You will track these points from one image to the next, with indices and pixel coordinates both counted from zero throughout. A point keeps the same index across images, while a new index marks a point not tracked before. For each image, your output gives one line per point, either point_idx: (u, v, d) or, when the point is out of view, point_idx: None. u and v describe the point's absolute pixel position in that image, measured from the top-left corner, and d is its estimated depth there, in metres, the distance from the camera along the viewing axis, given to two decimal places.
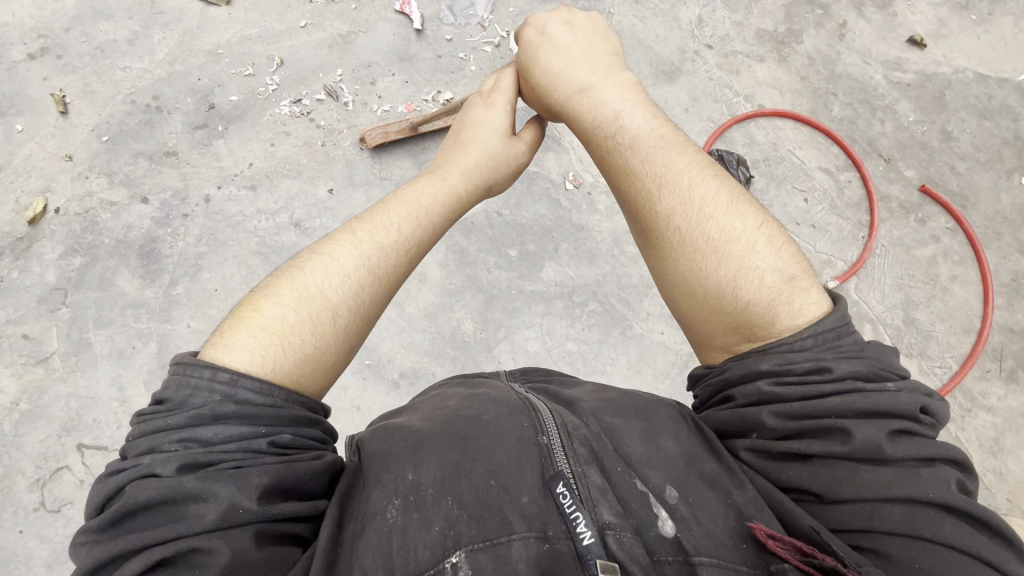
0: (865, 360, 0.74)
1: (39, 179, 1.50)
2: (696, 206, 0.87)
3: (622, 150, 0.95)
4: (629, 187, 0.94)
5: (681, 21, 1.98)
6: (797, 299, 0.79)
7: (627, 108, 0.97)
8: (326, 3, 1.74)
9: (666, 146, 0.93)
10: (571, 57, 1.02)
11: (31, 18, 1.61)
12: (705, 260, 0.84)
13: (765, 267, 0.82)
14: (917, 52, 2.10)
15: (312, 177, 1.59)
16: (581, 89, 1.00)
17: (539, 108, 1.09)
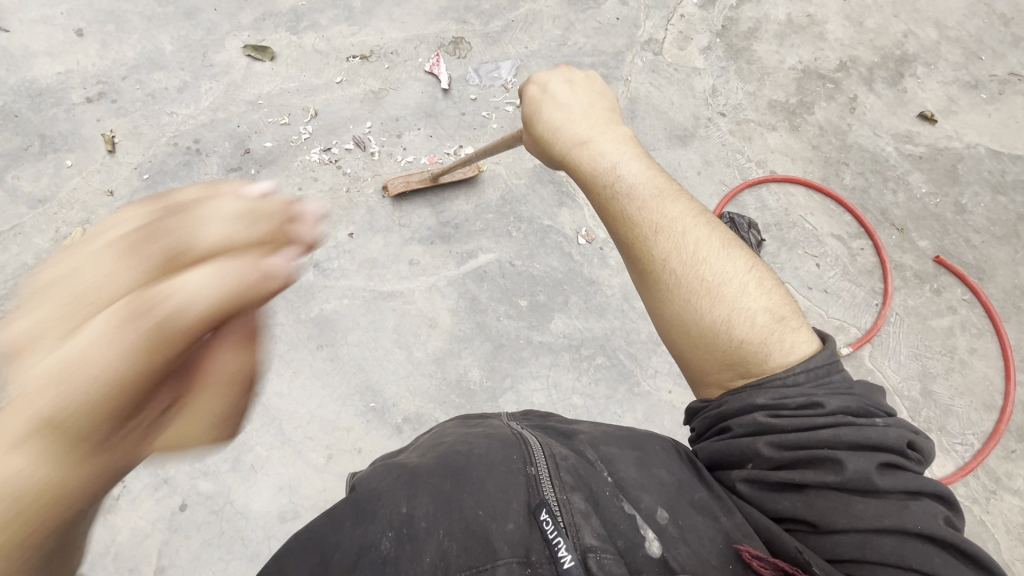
0: (857, 397, 0.73)
1: (80, 212, 1.59)
2: (691, 247, 0.83)
3: (621, 200, 0.88)
4: (625, 233, 0.87)
5: (696, 89, 2.08)
6: (788, 337, 0.77)
7: (627, 159, 0.91)
8: (361, 62, 1.88)
9: (662, 195, 0.88)
10: (572, 115, 0.96)
11: (93, 67, 1.76)
12: (699, 300, 0.80)
13: (756, 307, 0.79)
14: (928, 127, 2.15)
15: (334, 222, 1.66)
16: (580, 141, 0.93)
17: (540, 157, 1.03)
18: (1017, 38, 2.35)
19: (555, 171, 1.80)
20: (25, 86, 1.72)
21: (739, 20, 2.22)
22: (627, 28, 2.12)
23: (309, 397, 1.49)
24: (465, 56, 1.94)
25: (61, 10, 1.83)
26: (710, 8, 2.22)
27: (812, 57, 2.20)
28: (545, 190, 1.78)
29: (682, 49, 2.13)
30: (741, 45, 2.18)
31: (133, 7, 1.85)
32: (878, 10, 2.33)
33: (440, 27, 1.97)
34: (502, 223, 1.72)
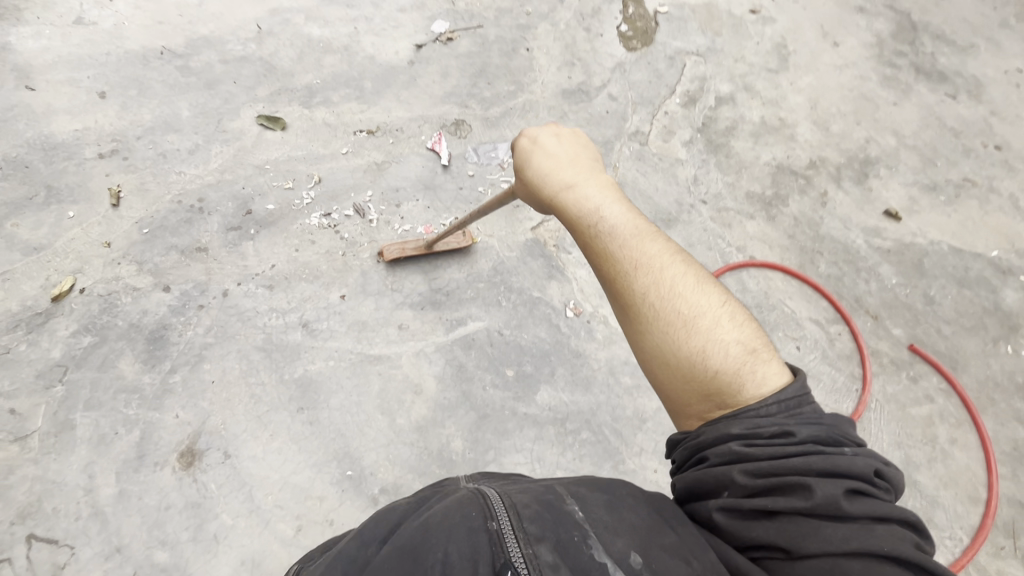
0: (828, 426, 0.73)
1: (73, 261, 1.60)
2: (669, 283, 0.85)
3: (605, 243, 0.92)
4: (607, 269, 0.90)
5: (679, 178, 2.23)
6: (760, 369, 0.78)
7: (610, 206, 0.96)
8: (368, 137, 2.00)
9: (641, 236, 0.91)
10: (558, 162, 1.03)
11: (110, 126, 1.85)
12: (675, 332, 0.81)
13: (730, 338, 0.80)
14: (894, 223, 2.31)
15: (327, 284, 1.69)
16: (568, 192, 0.99)
17: (532, 206, 1.08)
18: (966, 149, 2.60)
19: (546, 245, 1.87)
20: (40, 140, 1.79)
21: (718, 120, 2.43)
22: (615, 121, 2.30)
23: (284, 462, 1.44)
24: (465, 136, 2.08)
25: (88, 74, 1.95)
26: (690, 108, 2.44)
27: (784, 155, 2.40)
28: (536, 262, 1.84)
29: (666, 141, 2.31)
30: (720, 140, 2.37)
31: (158, 76, 1.98)
32: (841, 118, 2.57)
33: (444, 110, 2.13)
34: (492, 292, 1.76)
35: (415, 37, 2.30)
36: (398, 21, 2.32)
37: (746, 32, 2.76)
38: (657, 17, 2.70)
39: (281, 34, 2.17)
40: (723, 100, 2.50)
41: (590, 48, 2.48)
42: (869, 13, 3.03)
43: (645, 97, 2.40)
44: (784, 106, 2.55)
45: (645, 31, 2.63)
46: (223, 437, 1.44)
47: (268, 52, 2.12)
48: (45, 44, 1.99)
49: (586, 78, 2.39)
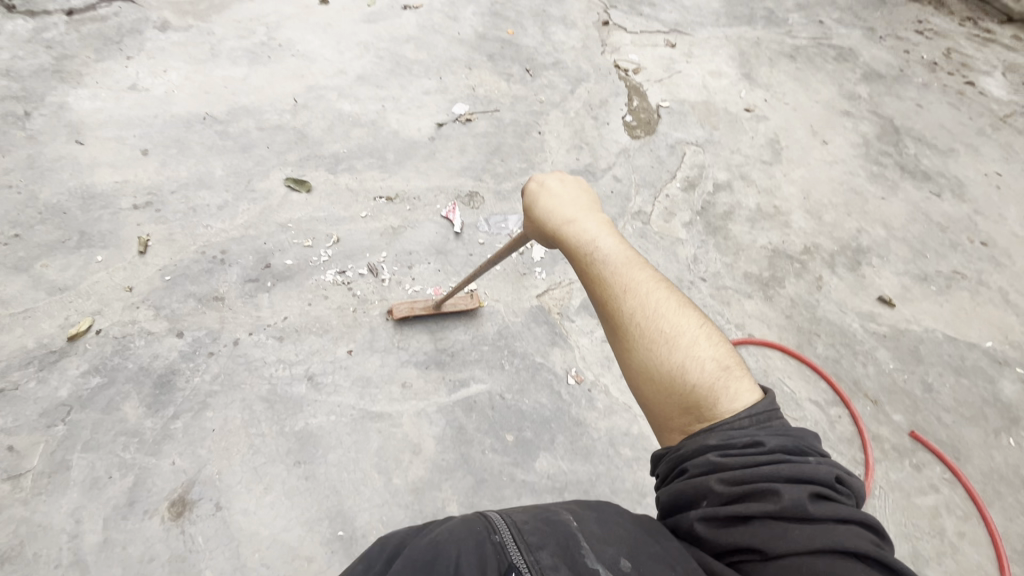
0: (794, 438, 0.79)
1: (94, 303, 1.65)
2: (655, 306, 0.92)
3: (600, 271, 0.98)
4: (599, 293, 0.97)
5: (679, 255, 2.33)
6: (733, 385, 0.84)
7: (606, 237, 1.03)
8: (386, 203, 2.12)
9: (631, 263, 0.98)
10: (560, 200, 1.11)
11: (148, 181, 1.98)
12: (658, 349, 0.87)
13: (706, 356, 0.86)
14: (888, 308, 2.38)
15: (336, 338, 1.73)
16: (568, 226, 1.06)
17: (535, 239, 1.15)
18: (953, 243, 2.73)
19: (550, 312, 1.93)
20: (81, 189, 1.91)
21: (716, 204, 2.58)
22: (619, 200, 2.45)
23: (276, 517, 1.40)
24: (478, 207, 2.21)
25: (134, 134, 2.11)
26: (690, 192, 2.60)
27: (779, 239, 2.52)
28: (540, 328, 1.89)
29: (667, 221, 2.44)
30: (719, 223, 2.51)
31: (198, 138, 2.15)
32: (833, 209, 2.73)
33: (460, 182, 2.27)
34: (496, 355, 1.79)
35: (437, 117, 2.51)
36: (422, 103, 2.55)
37: (741, 128, 3.00)
38: (659, 110, 2.94)
39: (315, 108, 2.38)
40: (720, 186, 2.67)
41: (597, 134, 2.69)
42: (853, 117, 3.30)
43: (648, 180, 2.57)
44: (778, 195, 2.71)
45: (648, 122, 2.86)
46: (216, 487, 1.42)
47: (302, 122, 2.31)
48: (99, 106, 2.17)
49: (593, 160, 2.57)
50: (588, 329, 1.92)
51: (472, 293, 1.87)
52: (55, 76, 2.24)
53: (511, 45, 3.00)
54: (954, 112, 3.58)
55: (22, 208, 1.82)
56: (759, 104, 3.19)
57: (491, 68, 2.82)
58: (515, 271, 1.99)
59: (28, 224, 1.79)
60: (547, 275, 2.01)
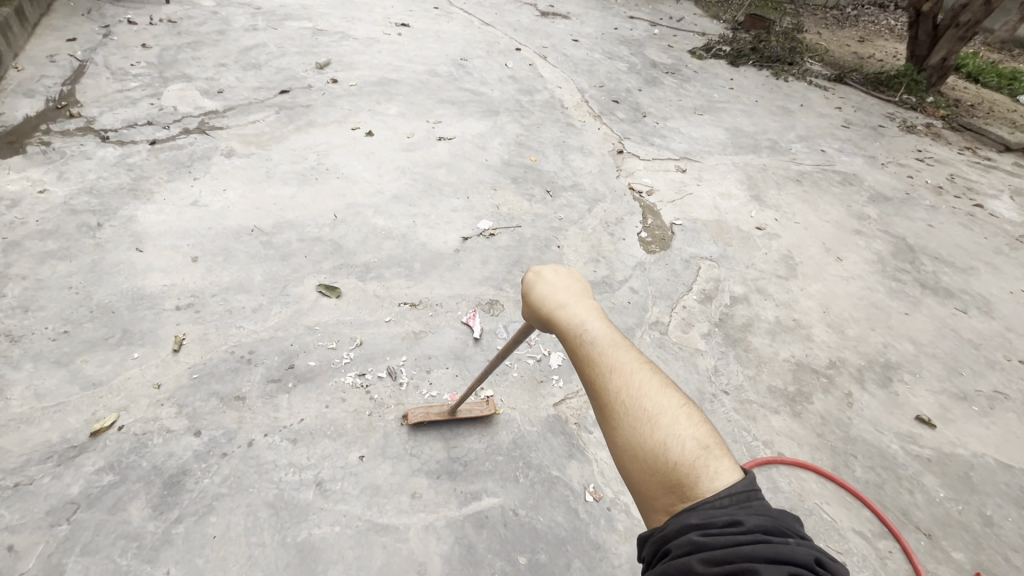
0: (775, 518, 0.72)
1: (122, 399, 1.70)
2: (637, 380, 0.85)
3: (585, 346, 0.93)
4: (584, 371, 0.91)
5: (699, 366, 2.31)
6: (715, 463, 0.76)
7: (593, 314, 0.99)
8: (410, 308, 2.22)
9: (616, 341, 0.93)
10: (552, 283, 1.08)
11: (193, 284, 2.14)
12: (640, 428, 0.80)
13: (688, 436, 0.79)
14: (928, 430, 2.24)
15: (349, 442, 1.71)
16: (558, 303, 1.02)
17: (526, 318, 1.11)
18: (989, 361, 2.64)
19: (567, 422, 1.90)
20: (132, 290, 2.07)
21: (734, 316, 2.60)
22: (637, 311, 2.50)
23: None
24: (498, 314, 2.28)
25: (188, 242, 2.33)
26: (707, 304, 2.64)
27: (802, 353, 2.48)
28: (556, 439, 1.84)
29: (685, 332, 2.46)
30: (738, 335, 2.50)
31: (244, 247, 2.35)
32: (855, 323, 2.71)
33: (481, 291, 2.38)
34: (511, 466, 1.73)
35: (463, 231, 2.70)
36: (450, 219, 2.77)
37: (754, 245, 3.12)
38: (673, 227, 3.11)
39: (352, 222, 2.61)
40: (737, 299, 2.71)
41: (614, 249, 2.84)
42: (865, 235, 3.40)
43: (664, 292, 2.64)
44: (797, 309, 2.73)
45: (663, 238, 3.01)
46: None
47: (339, 234, 2.52)
48: (163, 218, 2.43)
49: (610, 273, 2.68)
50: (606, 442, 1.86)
51: (489, 398, 1.88)
52: (130, 193, 2.54)
53: (533, 170, 3.31)
54: (967, 232, 3.66)
55: (75, 307, 1.96)
56: (770, 223, 3.34)
57: (514, 189, 3.09)
58: (534, 377, 2.03)
59: (77, 321, 1.91)
60: (565, 383, 2.03)
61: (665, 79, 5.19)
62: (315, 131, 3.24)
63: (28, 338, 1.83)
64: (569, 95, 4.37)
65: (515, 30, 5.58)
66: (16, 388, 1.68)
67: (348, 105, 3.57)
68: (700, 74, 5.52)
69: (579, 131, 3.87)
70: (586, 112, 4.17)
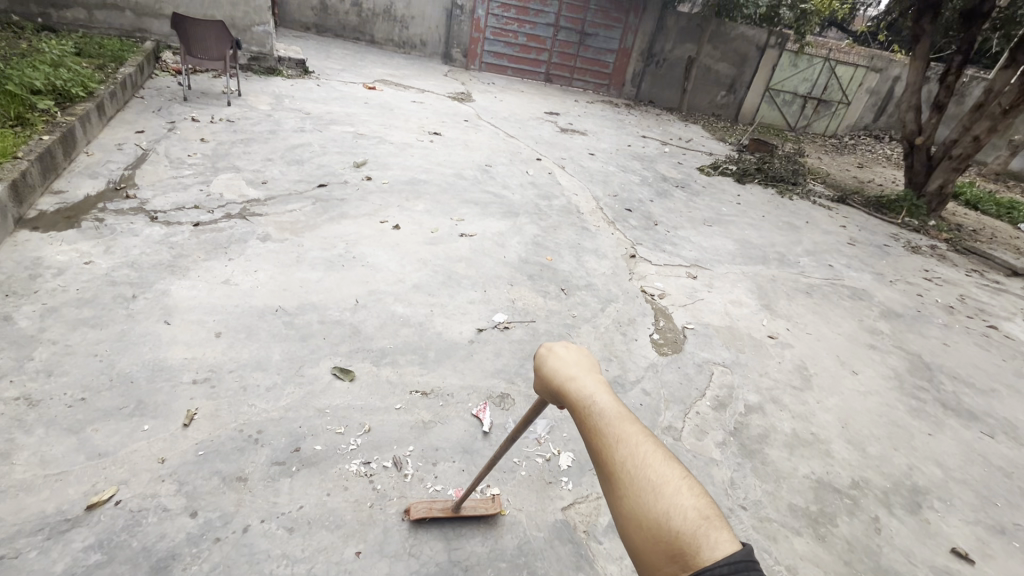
0: None
1: (125, 472, 1.68)
2: (641, 448, 0.84)
3: (591, 415, 0.92)
4: (591, 443, 0.89)
5: (715, 477, 2.21)
6: (717, 533, 0.71)
7: (602, 384, 0.98)
8: (421, 397, 2.22)
9: (622, 414, 0.91)
10: (563, 359, 1.07)
11: (213, 359, 2.19)
12: (645, 498, 0.77)
13: (690, 507, 0.75)
14: (967, 565, 2.06)
15: (347, 535, 1.63)
16: (568, 375, 1.02)
17: (538, 393, 1.10)
18: None
19: (576, 529, 1.81)
20: (153, 362, 2.12)
21: (748, 425, 2.54)
22: (649, 413, 2.46)
23: None
24: (508, 408, 2.26)
25: (215, 318, 2.42)
26: (721, 411, 2.59)
27: (822, 470, 2.37)
28: (563, 548, 1.74)
29: (699, 439, 2.39)
30: (754, 446, 2.42)
31: (267, 326, 2.43)
32: (876, 441, 2.62)
33: (493, 383, 2.38)
34: (514, 575, 1.62)
35: (478, 323, 2.77)
36: (467, 310, 2.85)
37: (767, 353, 3.12)
38: (685, 331, 3.15)
39: (372, 308, 2.70)
40: (752, 408, 2.66)
41: (626, 349, 2.86)
42: (879, 350, 3.39)
43: (677, 396, 2.61)
44: (814, 422, 2.66)
45: (674, 341, 3.04)
46: None
47: (359, 319, 2.59)
48: (195, 294, 2.55)
49: (622, 373, 2.68)
50: (616, 555, 1.75)
51: (495, 496, 1.82)
52: (168, 269, 2.69)
53: (549, 268, 3.45)
54: (984, 353, 3.63)
55: (97, 374, 2.00)
56: (781, 332, 3.37)
57: (530, 286, 3.20)
58: (542, 477, 1.97)
59: (95, 389, 1.94)
60: (574, 485, 1.96)
61: (675, 192, 5.54)
62: (346, 222, 3.46)
63: (45, 403, 1.85)
64: (585, 202, 4.66)
65: (536, 143, 6.10)
66: (22, 454, 1.67)
67: (379, 200, 3.85)
68: (708, 189, 5.88)
69: (594, 235, 4.07)
70: (601, 218, 4.42)
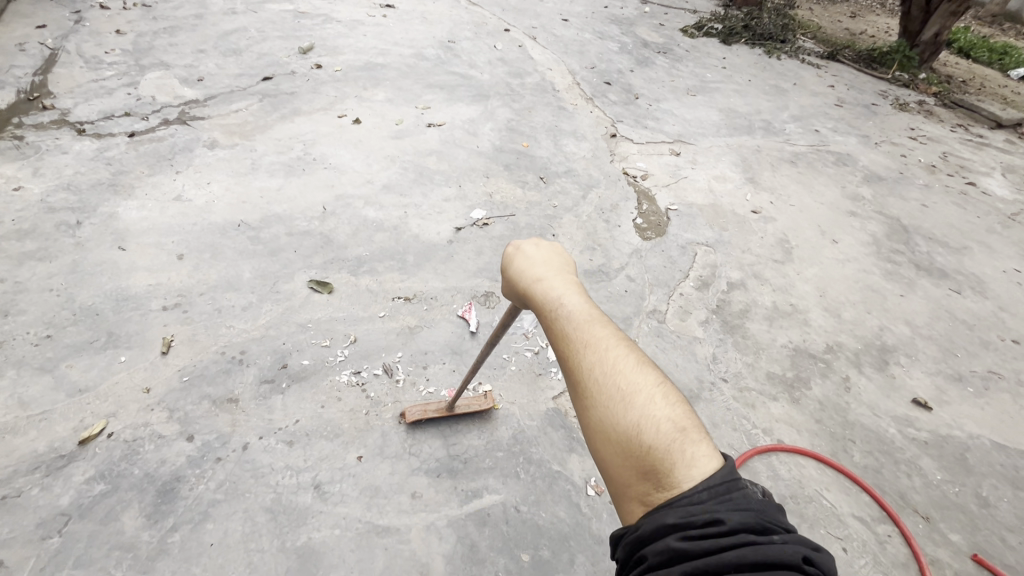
0: (754, 513, 0.70)
1: (111, 405, 1.66)
2: (612, 356, 0.83)
3: (560, 322, 0.90)
4: (562, 350, 0.87)
5: (697, 354, 2.29)
6: (692, 448, 0.74)
7: (572, 288, 0.96)
8: (404, 303, 2.18)
9: (595, 320, 0.89)
10: (534, 262, 1.03)
11: (179, 283, 2.08)
12: (617, 410, 0.77)
13: (664, 421, 0.76)
14: (925, 412, 2.25)
15: (346, 443, 1.68)
16: (536, 278, 0.99)
17: (507, 294, 1.08)
18: (984, 342, 2.65)
19: (567, 415, 1.89)
20: (116, 291, 2.00)
21: (731, 303, 2.59)
22: (634, 299, 2.47)
23: None
24: (494, 306, 2.24)
25: (174, 239, 2.26)
26: (704, 291, 2.62)
27: (800, 339, 2.47)
28: (557, 433, 1.82)
29: (683, 319, 2.44)
30: (735, 321, 2.49)
31: (231, 243, 2.28)
32: (851, 306, 2.71)
33: (476, 282, 2.34)
34: (512, 462, 1.71)
35: (455, 221, 2.65)
36: (442, 209, 2.71)
37: (750, 229, 3.09)
38: (668, 213, 3.08)
39: (342, 214, 2.54)
40: (734, 285, 2.69)
41: (609, 236, 2.80)
42: (860, 217, 3.39)
43: (661, 280, 2.61)
44: (793, 293, 2.71)
45: (658, 224, 2.98)
46: None
47: (329, 228, 2.45)
48: (145, 215, 2.35)
49: (606, 260, 2.65)
50: None
51: (487, 392, 1.86)
52: (110, 189, 2.45)
53: (526, 155, 3.25)
54: (961, 211, 3.65)
55: (58, 310, 1.90)
56: (764, 206, 3.31)
57: (507, 177, 3.03)
58: (532, 369, 2.01)
59: (60, 325, 1.85)
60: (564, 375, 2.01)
61: (657, 59, 5.10)
62: (300, 119, 3.14)
63: (10, 343, 1.77)
64: (559, 77, 4.27)
65: (503, 10, 5.44)
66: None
67: (334, 90, 3.47)
68: (692, 53, 5.42)
69: (572, 116, 3.78)
70: (578, 95, 4.08)
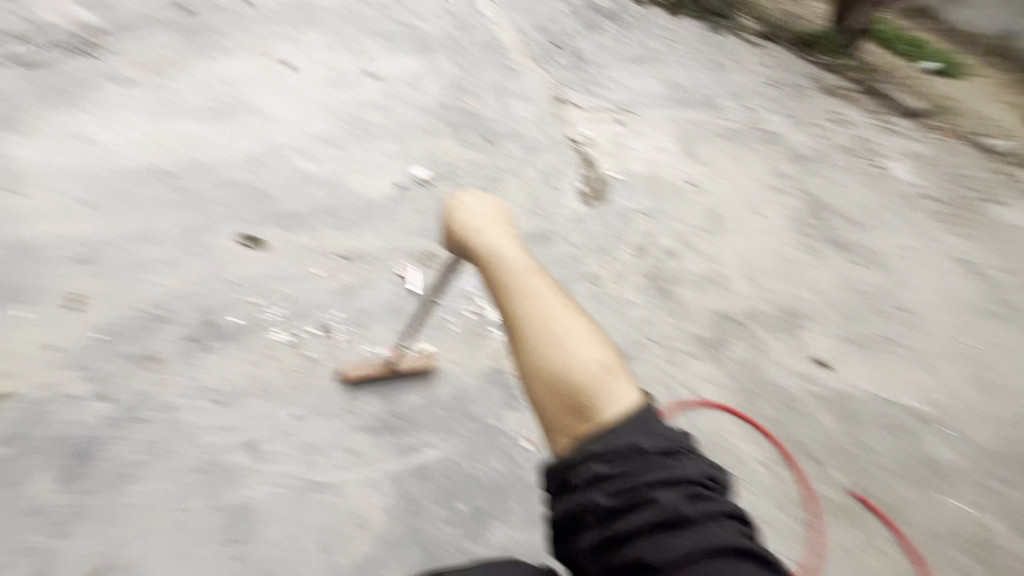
0: (669, 439, 0.82)
1: (10, 363, 1.51)
2: (548, 303, 0.90)
3: (499, 271, 0.95)
4: (501, 297, 0.92)
5: (631, 318, 2.40)
6: (616, 385, 0.84)
7: (510, 241, 1.00)
8: (342, 261, 2.11)
9: (531, 270, 0.95)
10: (474, 215, 1.06)
11: (87, 233, 1.89)
12: (552, 352, 0.84)
13: (593, 363, 0.85)
14: (825, 371, 2.52)
15: (280, 401, 1.64)
16: (476, 230, 1.03)
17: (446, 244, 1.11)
18: (879, 309, 2.96)
19: (506, 374, 1.94)
20: (11, 239, 1.79)
21: (664, 269, 2.72)
22: (574, 264, 2.54)
23: None
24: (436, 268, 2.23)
25: (78, 184, 2.03)
26: (641, 258, 2.73)
27: (724, 305, 2.65)
28: (496, 391, 1.88)
29: (619, 284, 2.54)
30: (667, 288, 2.62)
31: (148, 192, 2.09)
32: (770, 276, 2.93)
33: (419, 244, 2.31)
34: (452, 419, 1.76)
35: (398, 180, 2.57)
36: (383, 166, 2.61)
37: (685, 200, 3.23)
38: (610, 181, 3.14)
39: (274, 166, 2.39)
40: (668, 253, 2.82)
41: (553, 202, 2.83)
42: (784, 192, 3.62)
43: (601, 246, 2.69)
44: (721, 263, 2.89)
45: (600, 192, 3.05)
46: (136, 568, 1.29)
47: (260, 180, 2.30)
48: (41, 154, 2.09)
49: (549, 226, 2.68)
50: None
51: (428, 351, 1.86)
52: None
53: (472, 115, 3.18)
54: (869, 192, 3.99)
55: None
56: (700, 179, 3.45)
57: (453, 136, 2.95)
58: (473, 330, 2.03)
59: None
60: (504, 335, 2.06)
61: (606, 24, 5.06)
62: (225, 58, 2.87)
63: None
64: (508, 35, 4.15)
65: None
66: None
67: (262, 28, 3.17)
68: (640, 22, 5.43)
69: (520, 76, 3.72)
70: (527, 56, 4.00)
